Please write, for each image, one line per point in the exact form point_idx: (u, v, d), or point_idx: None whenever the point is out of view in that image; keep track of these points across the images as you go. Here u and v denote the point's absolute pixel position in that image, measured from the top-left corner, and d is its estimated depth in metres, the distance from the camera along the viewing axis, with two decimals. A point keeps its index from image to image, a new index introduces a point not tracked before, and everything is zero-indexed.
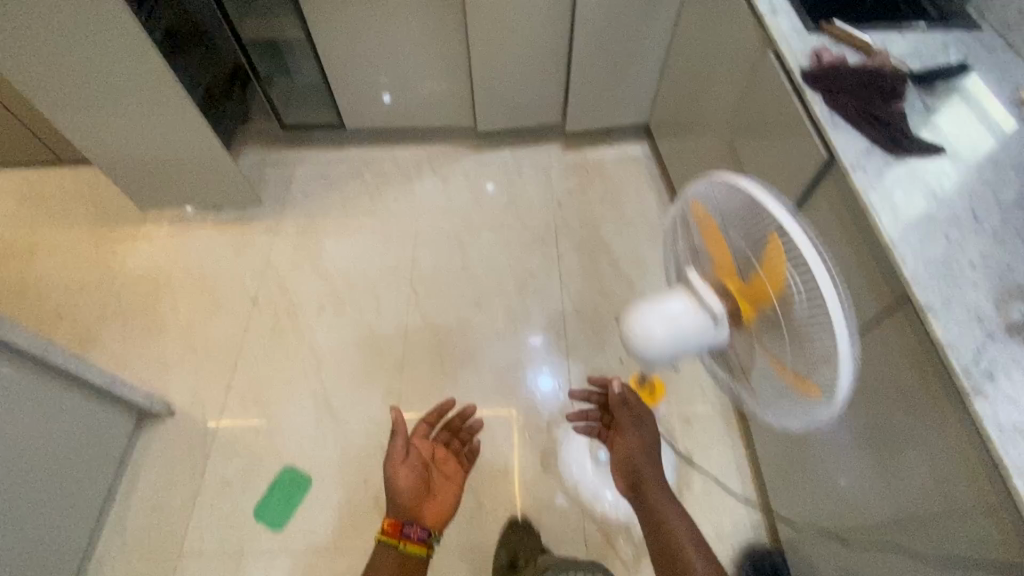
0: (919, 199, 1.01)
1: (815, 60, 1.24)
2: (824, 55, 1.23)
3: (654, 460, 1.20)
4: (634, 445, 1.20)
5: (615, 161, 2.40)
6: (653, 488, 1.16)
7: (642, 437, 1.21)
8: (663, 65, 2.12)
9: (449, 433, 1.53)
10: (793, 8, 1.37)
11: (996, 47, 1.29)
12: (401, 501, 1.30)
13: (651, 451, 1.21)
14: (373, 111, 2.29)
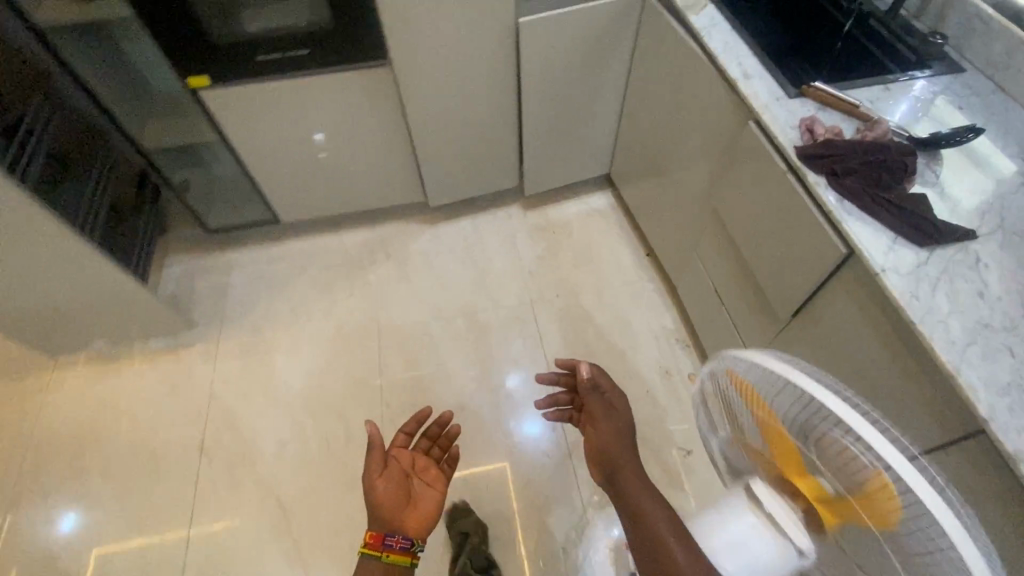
0: (967, 304, 0.88)
1: (808, 135, 1.10)
2: (816, 129, 1.10)
3: (631, 448, 0.92)
4: (604, 430, 0.95)
5: (581, 217, 2.24)
6: (625, 469, 0.85)
7: (615, 425, 0.96)
8: (620, 117, 1.97)
9: (428, 439, 1.25)
10: (768, 70, 1.25)
11: (986, 91, 1.20)
12: (382, 520, 1.01)
13: (628, 439, 0.93)
14: (310, 202, 2.05)
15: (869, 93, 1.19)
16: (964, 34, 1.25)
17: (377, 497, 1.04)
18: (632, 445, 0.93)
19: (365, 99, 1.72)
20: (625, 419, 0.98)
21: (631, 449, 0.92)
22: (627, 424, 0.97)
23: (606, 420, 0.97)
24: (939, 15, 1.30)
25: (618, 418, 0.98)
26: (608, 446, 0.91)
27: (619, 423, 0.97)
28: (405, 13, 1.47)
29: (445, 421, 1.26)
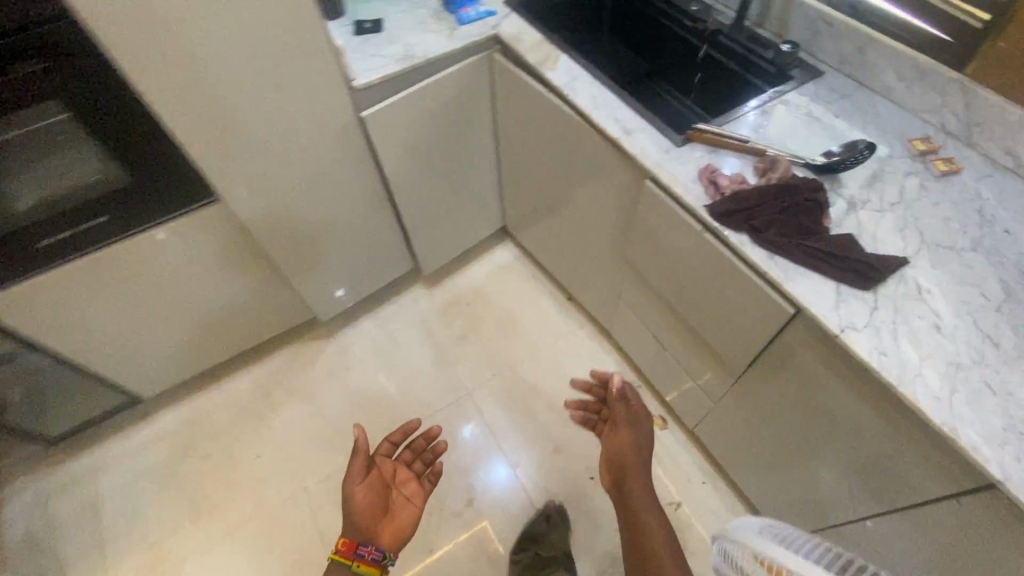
0: (931, 344, 0.83)
1: (713, 189, 1.02)
2: (719, 179, 1.02)
3: (641, 452, 1.07)
4: (623, 435, 1.10)
5: (489, 279, 2.07)
6: (632, 476, 1.02)
7: (635, 431, 1.10)
8: (499, 172, 1.82)
9: (411, 451, 1.13)
10: (646, 121, 1.16)
11: (850, 90, 1.19)
12: (352, 530, 0.97)
13: (642, 445, 1.08)
14: (176, 365, 1.69)
15: (751, 121, 1.14)
16: (812, 36, 1.24)
17: (351, 509, 0.98)
18: (645, 449, 1.08)
19: (205, 242, 1.42)
20: (644, 431, 1.11)
21: (644, 451, 1.08)
22: (646, 433, 1.11)
23: (627, 425, 1.11)
24: (782, 20, 1.29)
25: (640, 431, 1.11)
26: (622, 451, 1.07)
27: (638, 433, 1.10)
28: (221, 143, 1.20)
29: (432, 436, 1.14)
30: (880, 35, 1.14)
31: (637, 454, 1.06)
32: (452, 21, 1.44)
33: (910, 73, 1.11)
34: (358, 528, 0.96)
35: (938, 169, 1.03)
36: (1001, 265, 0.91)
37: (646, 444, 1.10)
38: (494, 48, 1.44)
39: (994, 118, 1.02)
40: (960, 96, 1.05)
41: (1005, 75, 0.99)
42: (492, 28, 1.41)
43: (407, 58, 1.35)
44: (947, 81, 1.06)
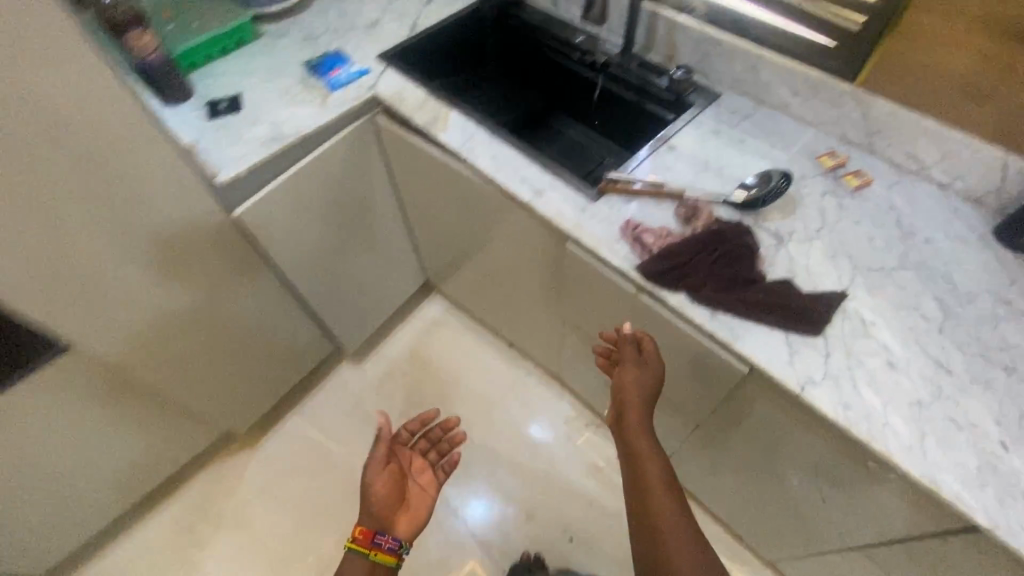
0: (889, 386, 0.79)
1: (639, 246, 0.94)
2: (643, 234, 0.95)
3: (650, 398, 0.89)
4: (630, 378, 0.90)
5: (422, 338, 1.92)
6: (634, 425, 0.87)
7: (644, 374, 0.90)
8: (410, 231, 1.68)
9: (426, 441, 1.04)
10: (555, 177, 1.07)
11: (750, 110, 1.16)
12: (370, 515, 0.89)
13: (652, 390, 0.90)
14: (68, 529, 1.42)
15: (660, 162, 1.09)
16: (702, 58, 1.21)
17: (369, 494, 0.92)
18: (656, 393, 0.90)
19: (68, 394, 1.18)
20: (658, 375, 0.91)
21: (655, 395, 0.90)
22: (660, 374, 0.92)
23: (636, 367, 0.91)
24: (670, 44, 1.25)
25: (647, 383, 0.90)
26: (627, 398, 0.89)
27: (649, 375, 0.90)
28: (54, 283, 0.98)
29: (450, 426, 1.05)
30: (767, 53, 1.11)
31: (645, 402, 0.89)
32: (322, 86, 1.28)
33: (804, 87, 1.09)
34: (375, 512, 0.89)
35: (850, 185, 1.01)
36: (932, 279, 0.89)
37: (658, 386, 0.91)
38: (376, 108, 1.30)
39: (891, 126, 1.01)
40: (855, 106, 1.04)
41: (894, 82, 0.98)
42: (368, 89, 1.27)
43: (275, 139, 1.18)
44: (840, 94, 1.05)
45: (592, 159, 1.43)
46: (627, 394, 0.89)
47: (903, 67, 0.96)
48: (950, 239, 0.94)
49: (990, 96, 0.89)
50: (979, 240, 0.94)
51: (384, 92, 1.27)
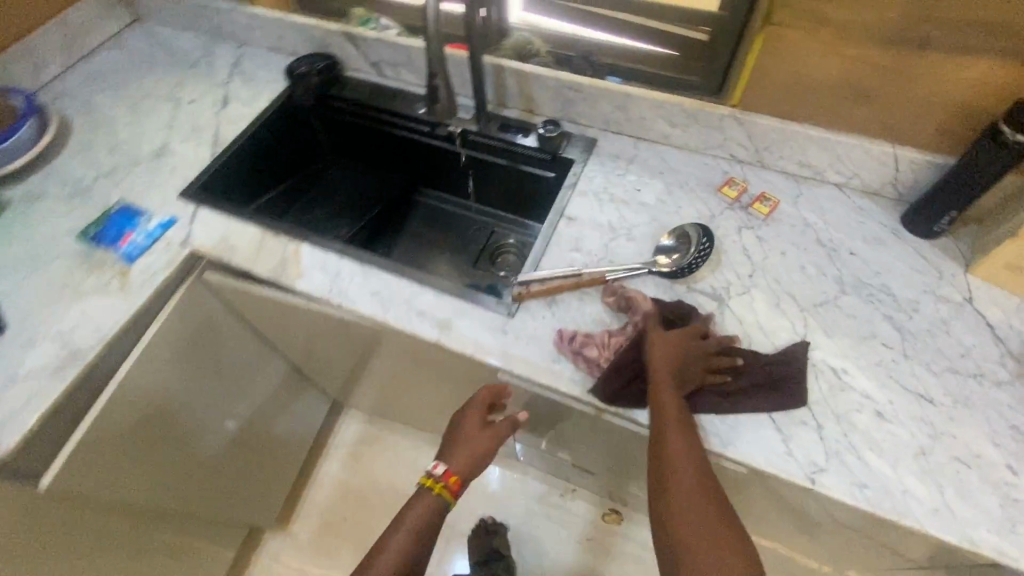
0: (889, 441, 0.73)
1: (588, 364, 0.79)
2: (585, 347, 0.80)
3: (683, 372, 0.74)
4: (656, 348, 0.74)
5: (350, 468, 1.63)
6: (665, 394, 0.71)
7: (675, 345, 0.75)
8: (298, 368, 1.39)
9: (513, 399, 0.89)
10: (456, 297, 0.88)
11: (632, 151, 1.06)
12: (457, 461, 0.79)
13: (688, 366, 0.74)
14: None
15: (566, 242, 0.95)
16: (565, 106, 1.09)
17: (454, 440, 0.82)
18: (691, 367, 0.75)
19: None
20: (694, 346, 0.76)
21: (691, 369, 0.74)
22: (696, 350, 0.75)
23: (663, 337, 0.75)
24: (525, 97, 1.10)
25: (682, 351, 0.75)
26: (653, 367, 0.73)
27: (681, 347, 0.75)
28: None
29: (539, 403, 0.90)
30: (633, 90, 1.01)
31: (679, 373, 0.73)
32: (114, 261, 0.96)
33: (680, 117, 1.00)
34: (462, 462, 0.79)
35: (760, 212, 0.95)
36: (874, 298, 0.85)
37: (695, 359, 0.75)
38: (201, 265, 1.00)
39: (779, 140, 0.96)
40: (738, 128, 0.97)
41: (769, 98, 0.92)
42: (181, 247, 0.97)
43: (69, 362, 0.86)
44: (719, 118, 0.97)
45: (479, 229, 1.27)
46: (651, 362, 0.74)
47: (775, 83, 0.89)
48: (869, 243, 0.91)
49: (867, 97, 0.85)
50: (894, 236, 0.92)
51: (205, 242, 0.99)
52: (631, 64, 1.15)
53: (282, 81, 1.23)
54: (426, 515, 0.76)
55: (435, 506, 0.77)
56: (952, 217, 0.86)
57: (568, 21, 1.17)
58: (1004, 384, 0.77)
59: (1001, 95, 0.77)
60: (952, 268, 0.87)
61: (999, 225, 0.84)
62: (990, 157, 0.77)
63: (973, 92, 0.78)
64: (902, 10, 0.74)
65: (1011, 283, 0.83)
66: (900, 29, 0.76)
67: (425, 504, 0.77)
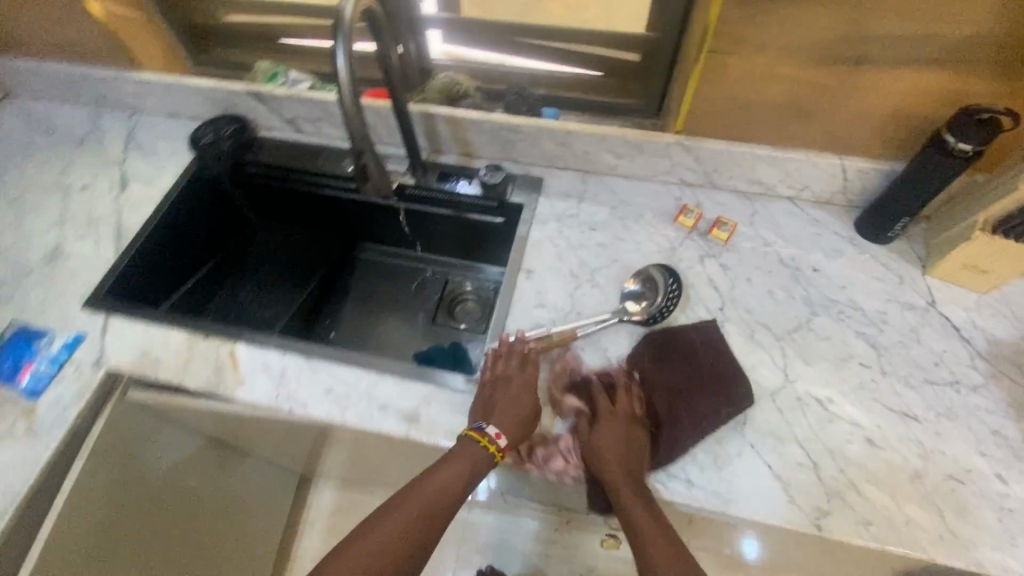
0: (884, 470, 0.72)
1: (564, 474, 0.76)
2: (550, 461, 0.76)
3: (629, 457, 0.71)
4: (593, 447, 0.73)
5: (331, 543, 1.51)
6: (615, 483, 0.69)
7: (610, 433, 0.73)
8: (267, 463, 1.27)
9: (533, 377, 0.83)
10: (420, 382, 0.80)
11: (580, 187, 1.02)
12: (505, 425, 0.72)
13: (630, 445, 0.72)
14: None
15: (529, 299, 0.89)
16: (504, 147, 1.02)
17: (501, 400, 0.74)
18: (635, 445, 0.72)
19: None
20: (629, 423, 0.74)
21: (635, 449, 0.72)
22: (630, 429, 0.73)
23: (595, 431, 0.74)
24: (461, 141, 1.04)
25: (617, 433, 0.73)
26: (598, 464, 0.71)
27: (615, 432, 0.73)
28: None
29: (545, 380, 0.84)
30: (573, 125, 0.96)
31: (626, 459, 0.71)
32: (16, 398, 0.83)
33: (626, 149, 0.96)
34: (508, 428, 0.72)
35: (719, 239, 0.93)
36: (844, 315, 0.84)
37: (635, 436, 0.73)
38: (122, 382, 0.87)
39: (728, 163, 0.93)
40: (685, 154, 0.94)
41: (712, 122, 0.89)
42: (95, 370, 0.85)
43: None
44: (665, 146, 0.94)
45: (433, 280, 1.18)
46: (595, 460, 0.72)
47: (716, 107, 0.86)
48: (830, 256, 0.90)
49: (810, 113, 0.83)
50: (851, 245, 0.91)
51: (125, 358, 0.87)
52: (566, 92, 1.10)
53: (187, 151, 1.10)
54: (441, 489, 0.69)
55: (458, 475, 0.70)
56: (904, 222, 0.86)
57: (492, 51, 1.12)
58: (981, 388, 0.77)
59: (938, 100, 0.77)
60: (912, 271, 0.88)
61: (950, 225, 0.84)
62: (936, 165, 0.76)
63: (905, 100, 0.78)
64: (838, 30, 0.72)
65: (968, 282, 0.84)
66: (836, 48, 0.74)
67: (447, 473, 0.70)
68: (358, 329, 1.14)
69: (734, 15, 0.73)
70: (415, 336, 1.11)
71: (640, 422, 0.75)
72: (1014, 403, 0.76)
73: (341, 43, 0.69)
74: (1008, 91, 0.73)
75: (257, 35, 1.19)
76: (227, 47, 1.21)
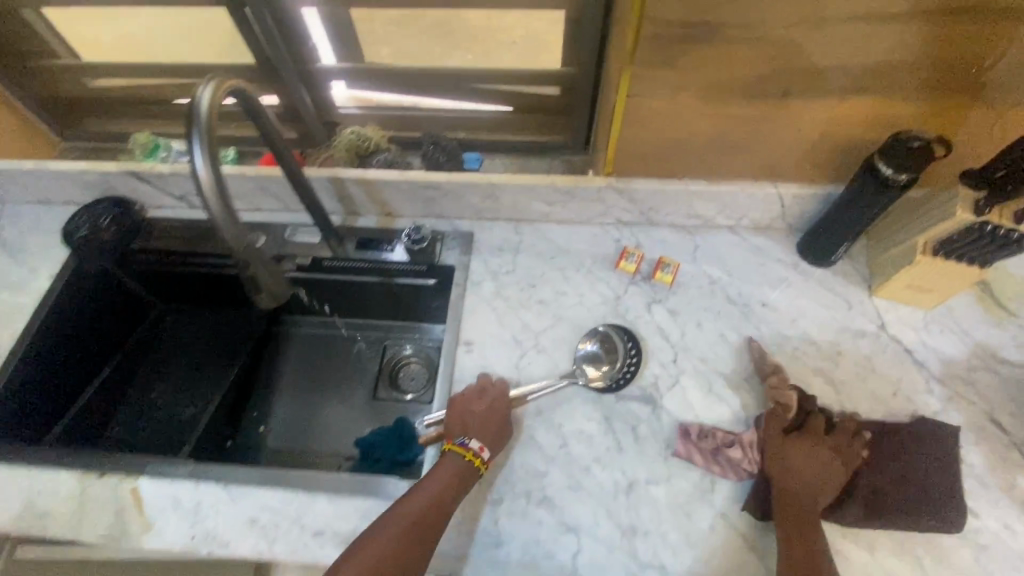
0: (856, 522, 0.69)
1: (731, 469, 0.72)
2: (728, 449, 0.72)
3: (811, 481, 0.68)
4: (779, 457, 0.69)
5: None
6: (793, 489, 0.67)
7: (807, 453, 0.69)
8: None
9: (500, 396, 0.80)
10: (358, 497, 0.72)
11: (513, 238, 0.94)
12: (487, 437, 0.71)
13: (823, 476, 0.68)
14: None
15: (471, 377, 0.81)
16: (426, 204, 0.94)
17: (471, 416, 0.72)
18: (827, 473, 0.68)
19: None
20: (837, 445, 0.70)
21: (826, 476, 0.68)
22: (835, 455, 0.69)
23: (788, 445, 0.70)
24: (378, 202, 0.94)
25: (826, 452, 0.69)
26: (775, 471, 0.69)
27: (816, 452, 0.69)
28: None
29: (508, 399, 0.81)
30: (497, 177, 0.88)
31: (809, 480, 0.68)
32: None
33: (556, 196, 0.90)
34: (491, 440, 0.71)
35: (665, 283, 0.87)
36: (799, 351, 0.81)
37: (835, 465, 0.68)
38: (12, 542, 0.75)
39: (663, 200, 0.88)
40: (618, 196, 0.89)
41: (642, 163, 0.83)
42: None
43: None
44: (597, 190, 0.88)
45: (372, 349, 1.07)
46: (773, 471, 0.69)
47: (645, 148, 0.80)
48: (777, 287, 0.87)
49: (741, 147, 0.78)
50: (796, 272, 0.88)
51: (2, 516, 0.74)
52: (487, 133, 1.02)
53: (63, 247, 0.96)
54: (422, 507, 0.65)
55: (441, 489, 0.66)
56: (847, 245, 0.83)
57: (403, 92, 1.00)
58: (941, 415, 0.75)
59: (867, 125, 0.73)
60: (859, 294, 0.85)
61: (891, 244, 0.81)
62: (875, 194, 0.72)
63: (833, 126, 0.74)
64: (761, 68, 0.67)
65: (914, 301, 0.82)
66: (759, 85, 0.69)
67: (432, 488, 0.66)
68: (290, 420, 1.02)
69: (650, 61, 0.67)
70: (356, 418, 1.01)
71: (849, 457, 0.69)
72: (974, 426, 0.74)
73: (197, 145, 0.54)
74: (934, 110, 0.70)
75: (137, 102, 1.05)
76: (104, 118, 1.06)
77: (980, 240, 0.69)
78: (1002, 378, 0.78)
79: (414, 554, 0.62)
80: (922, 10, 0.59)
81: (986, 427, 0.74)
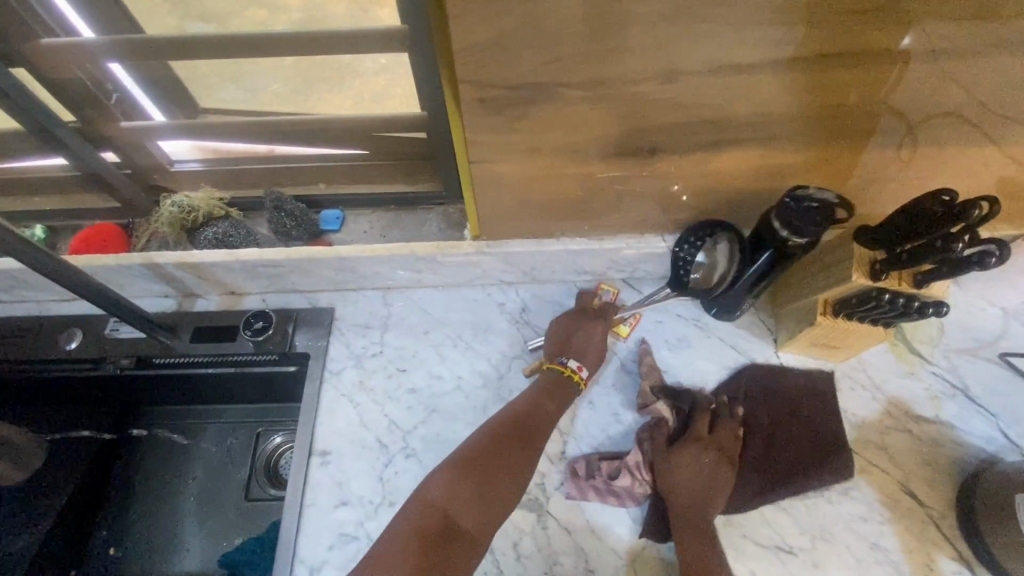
0: None
1: (625, 495, 0.68)
2: (615, 479, 0.67)
3: (703, 488, 0.66)
4: (668, 475, 0.67)
5: None
6: (683, 496, 0.66)
7: (692, 463, 0.67)
8: None
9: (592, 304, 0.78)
10: None
11: (381, 312, 0.81)
12: (587, 355, 0.73)
13: (711, 482, 0.67)
14: None
15: (327, 497, 0.69)
16: (272, 280, 0.80)
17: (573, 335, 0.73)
18: (715, 477, 0.67)
19: None
20: (722, 444, 0.69)
21: (715, 479, 0.67)
22: (720, 457, 0.68)
23: (674, 457, 0.68)
24: (215, 282, 0.80)
25: (709, 452, 0.68)
26: (664, 489, 0.67)
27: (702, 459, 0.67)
28: None
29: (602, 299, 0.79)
30: (347, 248, 0.75)
31: (699, 486, 0.66)
32: None
33: (419, 263, 0.77)
34: (588, 357, 0.72)
35: (620, 334, 0.77)
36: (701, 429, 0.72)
37: (719, 472, 0.67)
38: None
39: (545, 261, 0.77)
40: (491, 259, 0.77)
41: (510, 224, 0.72)
42: None
43: None
44: (466, 256, 0.76)
45: (243, 438, 0.90)
46: (665, 490, 0.66)
47: (508, 210, 0.68)
48: (676, 350, 0.77)
49: (617, 205, 0.68)
50: (697, 328, 0.78)
51: None
52: (346, 186, 0.87)
53: None
54: (529, 404, 0.69)
55: (545, 389, 0.70)
56: (751, 300, 0.74)
57: (251, 141, 0.79)
58: (852, 491, 0.68)
59: (750, 176, 0.64)
60: (765, 350, 0.76)
61: (791, 296, 0.72)
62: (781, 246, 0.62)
63: (714, 181, 0.64)
64: (615, 128, 0.56)
65: (823, 356, 0.74)
66: (618, 145, 0.58)
67: (532, 395, 0.70)
68: (147, 539, 0.86)
69: (482, 126, 0.55)
70: (223, 526, 0.86)
71: (731, 452, 0.69)
72: (885, 499, 0.68)
73: None
74: (822, 157, 0.61)
75: None
76: None
77: (879, 307, 0.60)
78: (917, 438, 0.71)
79: (530, 439, 0.66)
80: (792, 58, 0.49)
81: (901, 500, 0.68)
